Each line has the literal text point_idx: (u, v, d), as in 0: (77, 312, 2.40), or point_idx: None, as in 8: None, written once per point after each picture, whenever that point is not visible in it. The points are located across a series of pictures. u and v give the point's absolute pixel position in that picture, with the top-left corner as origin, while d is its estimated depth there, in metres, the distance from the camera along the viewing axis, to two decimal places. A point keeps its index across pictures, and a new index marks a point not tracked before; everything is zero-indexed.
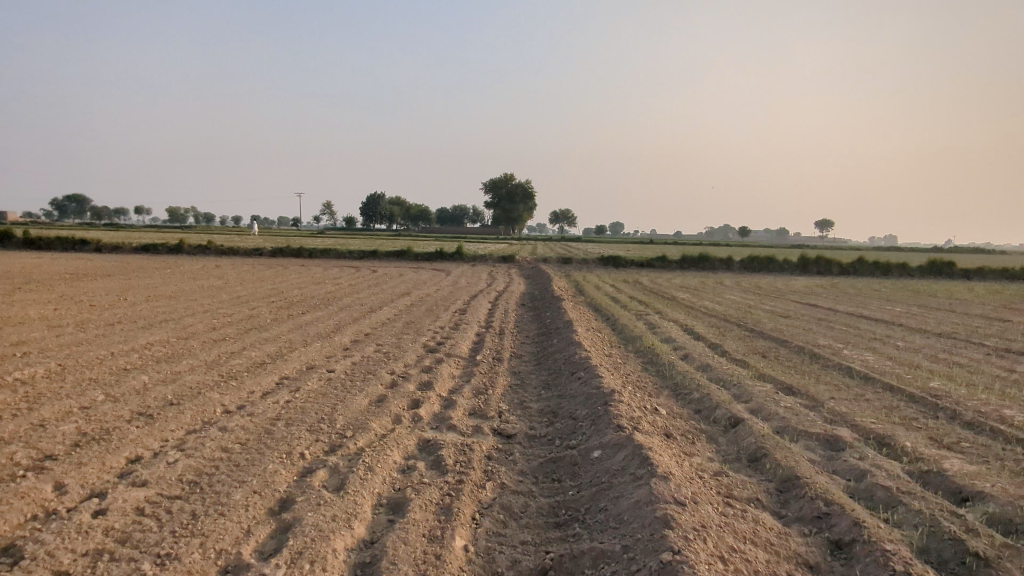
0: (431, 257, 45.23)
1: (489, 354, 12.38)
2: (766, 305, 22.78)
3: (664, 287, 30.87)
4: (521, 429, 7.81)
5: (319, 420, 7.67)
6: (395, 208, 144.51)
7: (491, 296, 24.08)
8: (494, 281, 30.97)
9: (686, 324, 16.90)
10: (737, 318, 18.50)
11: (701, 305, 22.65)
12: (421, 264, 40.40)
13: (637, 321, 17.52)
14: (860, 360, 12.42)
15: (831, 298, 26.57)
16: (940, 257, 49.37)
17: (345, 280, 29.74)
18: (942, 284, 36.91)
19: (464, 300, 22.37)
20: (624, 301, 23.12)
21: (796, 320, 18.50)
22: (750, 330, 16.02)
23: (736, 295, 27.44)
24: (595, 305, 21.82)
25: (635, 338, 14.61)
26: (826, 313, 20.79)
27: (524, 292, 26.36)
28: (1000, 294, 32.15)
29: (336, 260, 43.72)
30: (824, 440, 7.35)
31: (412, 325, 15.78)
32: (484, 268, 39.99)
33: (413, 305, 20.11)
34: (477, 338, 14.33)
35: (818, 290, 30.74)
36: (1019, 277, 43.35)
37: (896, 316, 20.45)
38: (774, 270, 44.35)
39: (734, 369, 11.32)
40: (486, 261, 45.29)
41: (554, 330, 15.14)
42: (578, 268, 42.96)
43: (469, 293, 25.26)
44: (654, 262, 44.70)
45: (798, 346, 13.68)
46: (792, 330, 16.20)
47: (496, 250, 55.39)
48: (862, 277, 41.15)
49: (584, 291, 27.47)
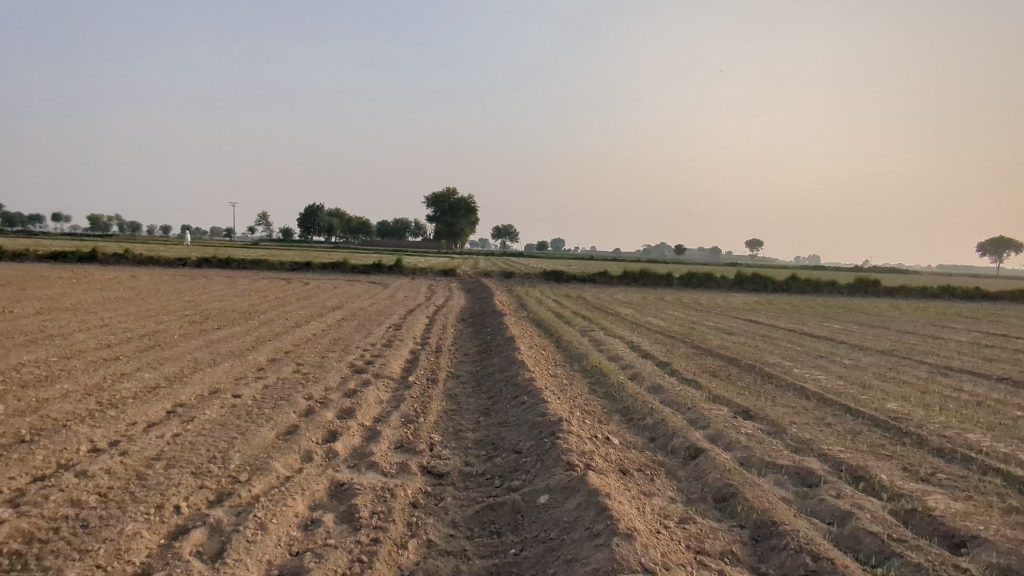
0: (368, 270, 43.48)
1: (423, 374, 11.23)
2: (710, 321, 22.52)
3: (607, 302, 30.42)
4: (455, 466, 6.69)
5: (209, 459, 6.33)
6: (334, 220, 140.57)
7: (430, 310, 22.86)
8: (434, 295, 29.70)
9: (632, 341, 16.23)
10: (682, 335, 18.01)
11: (646, 320, 22.16)
12: (357, 277, 38.66)
13: (583, 338, 16.73)
14: (812, 379, 11.97)
15: (771, 314, 26.71)
16: (867, 275, 51.35)
17: (272, 292, 27.82)
18: (871, 302, 38.15)
19: (401, 315, 21.06)
20: (567, 317, 22.38)
21: (741, 336, 18.17)
22: (697, 347, 15.50)
23: (679, 311, 27.21)
24: (538, 320, 20.95)
25: (581, 355, 13.77)
26: (768, 329, 20.65)
27: (465, 307, 25.25)
28: (925, 311, 33.41)
29: (266, 271, 41.35)
30: (793, 474, 6.60)
31: (340, 342, 14.42)
32: (424, 281, 38.67)
33: (344, 320, 18.66)
34: (411, 356, 13.16)
35: (757, 307, 31.01)
36: (938, 295, 45.53)
37: (835, 332, 20.51)
38: (713, 286, 44.93)
39: (686, 390, 10.59)
40: (427, 275, 43.88)
41: (495, 347, 14.10)
42: (520, 282, 42.17)
43: (407, 307, 23.95)
44: (596, 277, 44.49)
45: (748, 365, 13.14)
46: (739, 347, 15.79)
47: (437, 263, 54.04)
48: (796, 295, 42.15)
49: (526, 306, 26.64)
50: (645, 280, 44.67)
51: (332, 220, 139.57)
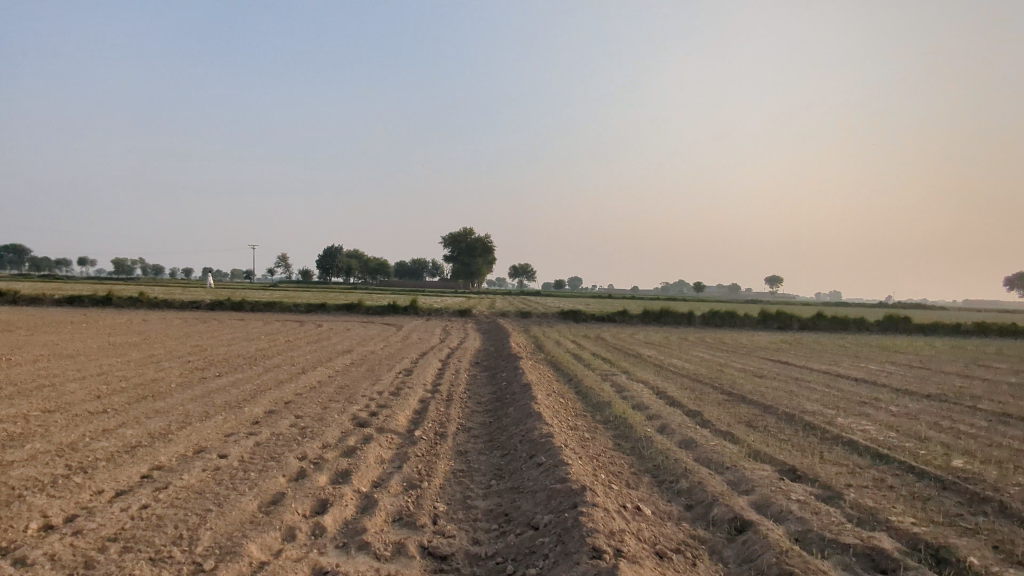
0: (383, 311, 42.87)
1: (430, 427, 10.30)
2: (738, 363, 21.32)
3: (628, 343, 29.30)
4: (461, 546, 5.71)
5: (173, 541, 5.47)
6: (352, 262, 141.39)
7: (443, 354, 21.98)
8: (448, 337, 28.84)
9: (657, 387, 15.18)
10: (711, 379, 16.90)
11: (670, 363, 21.05)
12: (371, 319, 38.00)
13: (604, 383, 15.72)
14: (860, 429, 10.81)
15: (801, 355, 25.38)
16: (897, 312, 49.54)
17: (283, 336, 27.21)
18: (904, 340, 36.53)
19: (412, 359, 20.20)
20: (586, 360, 21.34)
21: (773, 380, 17.01)
22: (727, 393, 14.40)
23: (704, 352, 26.00)
24: (556, 364, 19.96)
25: (603, 403, 12.77)
26: (802, 371, 19.43)
27: (480, 350, 24.32)
28: (963, 349, 31.76)
29: (280, 313, 40.93)
30: (861, 553, 5.55)
31: (346, 390, 13.56)
32: (438, 323, 37.87)
33: (352, 365, 17.84)
34: (420, 406, 12.26)
35: (785, 347, 29.66)
36: (973, 332, 43.65)
37: (874, 375, 19.22)
38: (736, 325, 43.57)
39: (722, 443, 9.53)
40: (442, 316, 43.13)
41: (510, 394, 13.14)
42: (538, 323, 41.18)
43: (420, 350, 23.12)
44: (615, 316, 43.41)
45: (786, 413, 12.00)
46: (773, 392, 14.66)
47: (452, 304, 53.31)
48: (824, 333, 40.60)
49: (544, 348, 25.66)
50: (666, 319, 43.49)
51: (350, 262, 140.38)
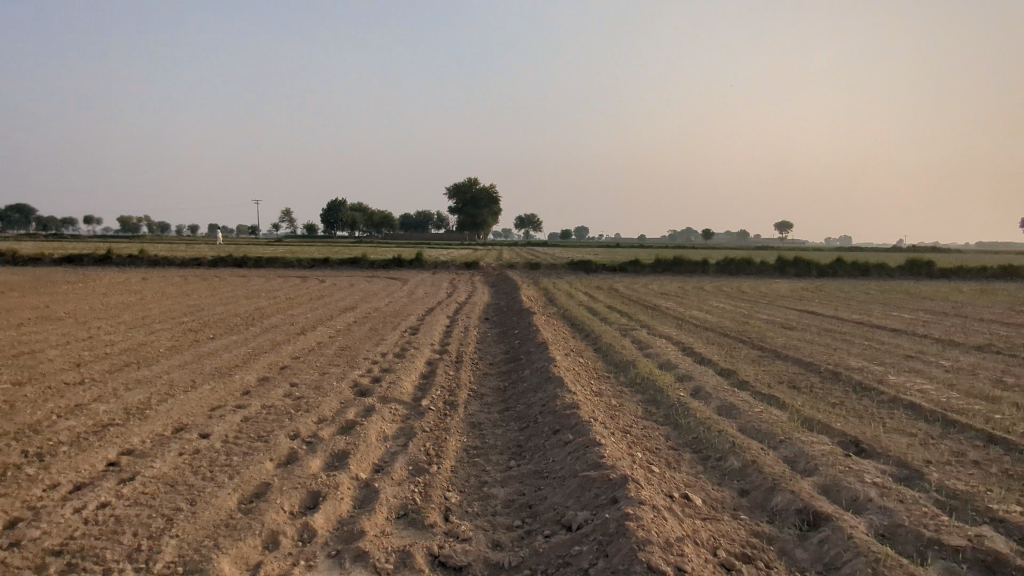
0: (389, 265, 41.83)
1: (439, 394, 9.28)
2: (762, 314, 20.23)
3: (643, 294, 28.23)
4: (478, 552, 4.71)
5: (129, 555, 4.49)
6: (357, 215, 139.81)
7: (451, 309, 20.96)
8: (456, 291, 27.80)
9: (682, 342, 14.11)
10: (737, 332, 15.81)
11: (690, 315, 19.96)
12: (376, 273, 36.99)
13: (624, 339, 14.68)
14: (916, 389, 9.74)
15: (827, 304, 24.21)
16: (918, 257, 48.14)
17: (285, 293, 26.22)
18: (927, 285, 35.28)
19: (419, 315, 19.16)
20: (602, 313, 20.28)
21: (805, 332, 15.90)
22: (758, 348, 13.35)
23: (723, 302, 24.91)
24: (570, 318, 18.92)
25: (626, 362, 11.70)
26: (833, 322, 18.33)
27: (491, 304, 23.28)
28: (991, 294, 30.52)
29: (283, 269, 39.97)
30: (972, 559, 4.50)
31: (347, 352, 12.55)
32: (446, 276, 36.83)
33: (355, 324, 16.82)
34: (427, 369, 11.24)
35: (807, 295, 28.51)
36: (997, 276, 42.30)
37: (909, 325, 18.08)
38: (751, 273, 42.36)
39: (767, 409, 8.46)
40: (449, 269, 42.03)
41: (524, 355, 12.12)
42: (547, 274, 40.05)
43: (427, 305, 22.09)
44: (626, 266, 42.23)
45: (829, 371, 10.94)
46: (807, 347, 13.57)
47: (457, 255, 52.19)
48: (844, 279, 39.31)
49: (556, 300, 24.63)
50: (679, 268, 42.23)
51: (355, 215, 138.78)
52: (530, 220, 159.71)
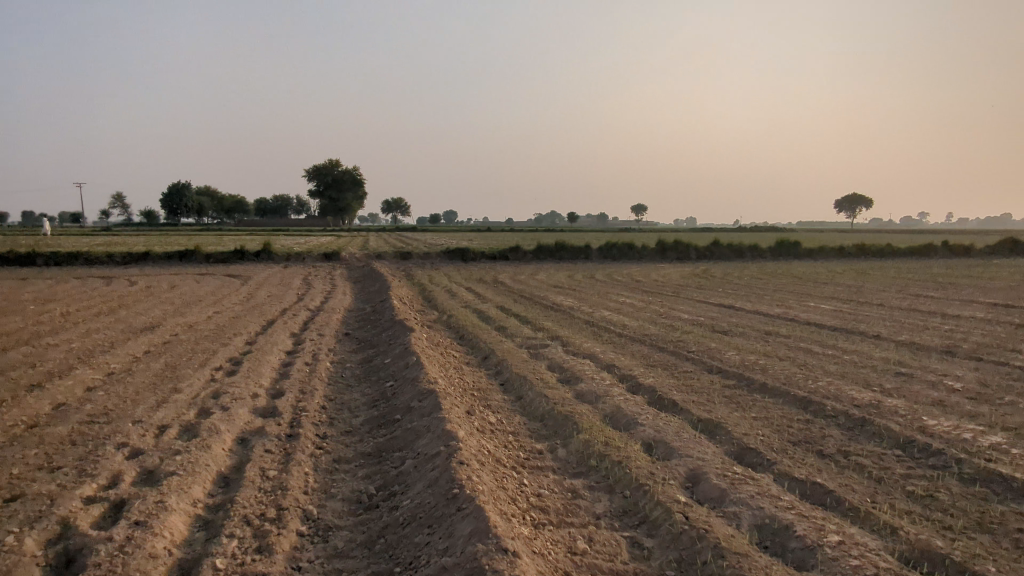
0: (228, 259, 34.82)
1: (235, 549, 4.67)
2: (680, 311, 17.28)
3: (533, 287, 24.61)
4: None
5: None
6: (201, 199, 124.55)
7: (297, 323, 15.82)
8: (308, 293, 22.38)
9: (618, 369, 10.39)
10: (673, 345, 12.46)
11: (601, 316, 16.53)
12: (210, 270, 30.11)
13: (539, 366, 10.70)
14: (984, 443, 6.73)
15: (734, 294, 22.07)
16: (784, 237, 49.48)
17: (66, 303, 19.27)
18: (805, 267, 35.25)
19: (248, 336, 13.86)
20: (495, 317, 16.23)
21: (748, 340, 12.94)
22: (719, 376, 9.95)
23: (625, 295, 21.92)
24: (457, 329, 14.68)
25: (560, 420, 7.70)
26: (762, 320, 15.73)
27: (352, 311, 18.32)
28: (868, 275, 30.56)
29: (84, 268, 31.60)
30: None
31: (94, 431, 7.33)
32: (299, 271, 30.84)
33: (143, 360, 11.28)
34: (232, 466, 6.45)
35: (704, 283, 26.57)
36: (855, 256, 44.08)
37: (841, 320, 15.95)
38: (634, 257, 40.56)
39: (845, 530, 4.81)
40: (304, 262, 35.84)
41: (400, 418, 7.71)
42: (420, 265, 35.30)
43: (264, 317, 16.69)
44: (507, 253, 38.60)
45: (844, 416, 7.71)
46: (772, 367, 10.49)
47: (315, 245, 45.76)
48: (724, 262, 38.67)
49: (436, 300, 20.21)
50: (562, 253, 39.45)
51: (199, 200, 123.53)
52: (395, 204, 152.43)
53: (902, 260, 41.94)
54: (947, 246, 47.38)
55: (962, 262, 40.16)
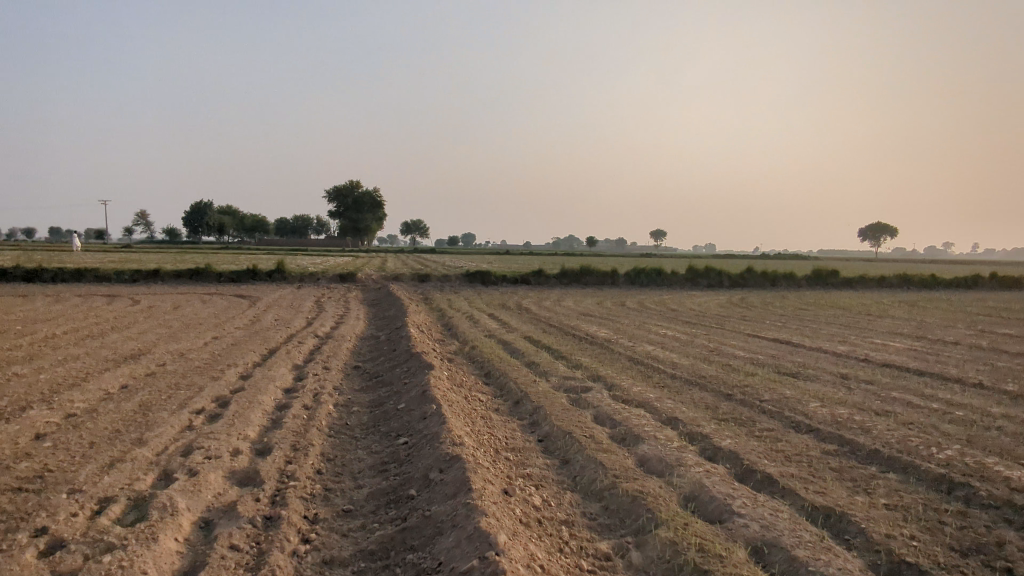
0: (239, 279, 33.44)
1: None
2: (732, 347, 15.34)
3: (561, 315, 22.80)
4: None
5: None
6: (222, 217, 124.92)
7: (303, 353, 14.10)
8: (318, 317, 20.74)
9: (683, 425, 8.46)
10: (739, 390, 10.52)
11: (643, 351, 14.63)
12: (219, 290, 28.66)
13: (583, 418, 8.83)
14: None
15: (783, 327, 20.06)
16: (819, 266, 47.26)
17: (56, 324, 17.73)
18: (848, 298, 33.04)
19: (244, 368, 12.13)
20: (524, 351, 14.41)
21: (826, 386, 10.97)
22: (812, 437, 7.99)
23: (664, 326, 19.99)
24: (482, 364, 12.85)
25: (627, 505, 5.81)
26: (830, 360, 13.73)
27: (365, 339, 16.60)
28: (922, 308, 28.31)
29: (90, 285, 30.29)
30: None
31: (14, 506, 5.56)
32: (312, 292, 29.28)
33: (114, 398, 9.56)
34: (182, 572, 4.65)
35: (745, 314, 24.54)
36: (896, 287, 41.71)
37: (920, 361, 13.92)
38: (663, 283, 38.63)
39: None
40: (318, 283, 34.31)
41: (415, 497, 5.86)
42: (439, 288, 33.64)
43: (267, 345, 14.99)
44: (529, 277, 36.86)
45: (1009, 507, 5.75)
46: (872, 425, 8.50)
47: (331, 265, 44.41)
48: (759, 291, 36.60)
49: (456, 329, 18.43)
50: (588, 278, 37.67)
51: (220, 218, 123.88)
52: (413, 225, 151.92)
53: (948, 291, 39.55)
54: (994, 278, 44.81)
55: (1013, 295, 37.64)
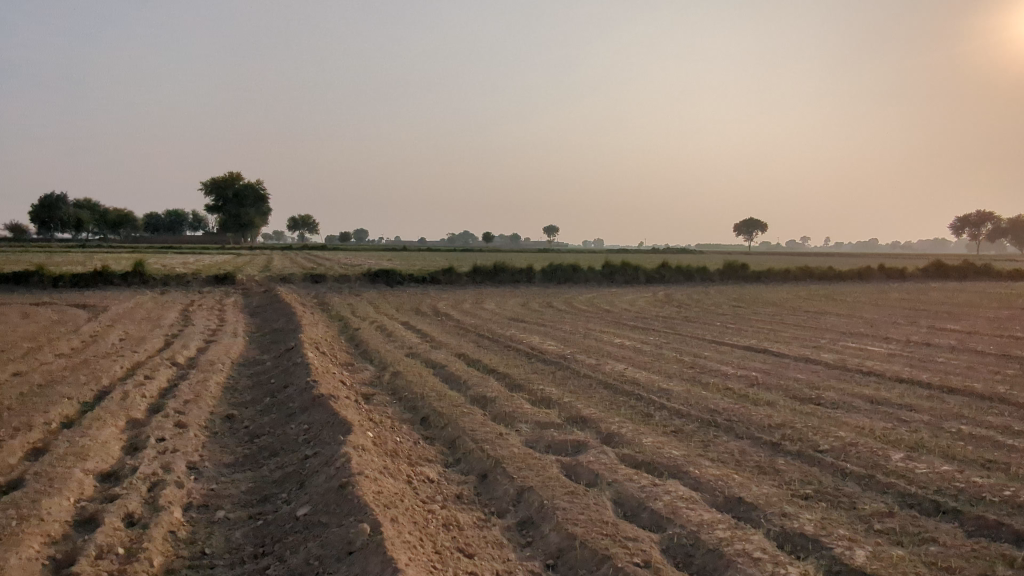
0: (83, 285, 27.13)
1: None
2: (713, 362, 12.71)
3: (489, 321, 19.49)
4: None
5: None
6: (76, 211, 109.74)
7: (148, 397, 9.76)
8: (182, 334, 16.01)
9: (764, 516, 5.44)
10: (784, 437, 7.68)
11: (615, 371, 11.62)
12: (51, 298, 22.63)
13: (608, 511, 5.57)
14: None
15: (742, 330, 17.91)
16: (727, 259, 47.19)
17: None
18: (769, 292, 32.26)
19: (41, 436, 7.77)
20: (466, 379, 10.91)
21: (876, 421, 8.45)
22: (963, 531, 5.24)
23: (612, 332, 17.22)
24: (416, 410, 9.24)
25: None
26: (839, 378, 11.36)
27: (244, 367, 12.35)
28: (849, 302, 27.72)
29: None
30: None
31: None
32: (178, 299, 23.88)
33: None
34: None
35: (685, 313, 22.44)
36: (802, 279, 42.12)
37: (927, 373, 11.95)
38: (581, 280, 36.30)
39: None
40: (187, 288, 28.61)
41: None
42: (336, 290, 29.16)
43: (94, 383, 10.44)
44: (438, 275, 33.14)
45: None
46: (1015, 493, 5.90)
47: (206, 265, 38.19)
48: (680, 286, 35.21)
49: (367, 345, 14.55)
50: (503, 276, 34.56)
51: (74, 212, 108.80)
52: (300, 221, 142.08)
53: (849, 283, 40.38)
54: (883, 268, 46.66)
55: (908, 285, 38.79)
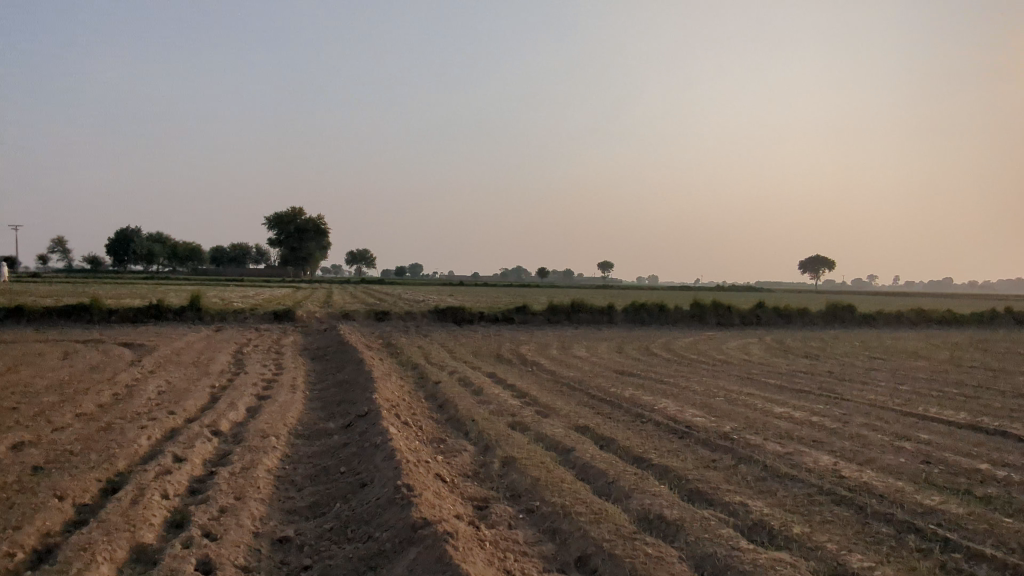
0: (137, 321, 25.25)
1: None
2: (951, 452, 8.93)
3: (590, 374, 16.07)
4: None
5: None
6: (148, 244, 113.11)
7: (171, 499, 6.79)
8: (232, 386, 13.24)
9: None
10: None
11: (825, 469, 8.03)
12: (99, 336, 20.54)
13: None
14: None
15: (925, 396, 13.90)
16: (824, 300, 42.35)
17: None
18: (896, 339, 27.57)
19: None
20: (615, 477, 7.56)
21: None
22: None
23: (758, 395, 13.50)
24: (564, 542, 5.95)
25: None
26: None
27: (304, 443, 9.31)
28: (1011, 352, 22.86)
29: None
30: None
31: None
32: (234, 339, 21.49)
33: None
34: None
35: (823, 368, 18.40)
36: (918, 323, 36.86)
37: None
38: (668, 320, 32.48)
39: None
40: (245, 324, 26.40)
41: None
42: (402, 330, 26.36)
43: (103, 469, 7.57)
44: (511, 314, 30.04)
45: None
46: None
47: (266, 299, 36.32)
48: (782, 330, 30.91)
49: (456, 410, 11.39)
50: (582, 316, 31.13)
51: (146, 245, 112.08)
52: (358, 255, 142.87)
53: (978, 329, 34.91)
54: (1011, 310, 40.65)
55: None
